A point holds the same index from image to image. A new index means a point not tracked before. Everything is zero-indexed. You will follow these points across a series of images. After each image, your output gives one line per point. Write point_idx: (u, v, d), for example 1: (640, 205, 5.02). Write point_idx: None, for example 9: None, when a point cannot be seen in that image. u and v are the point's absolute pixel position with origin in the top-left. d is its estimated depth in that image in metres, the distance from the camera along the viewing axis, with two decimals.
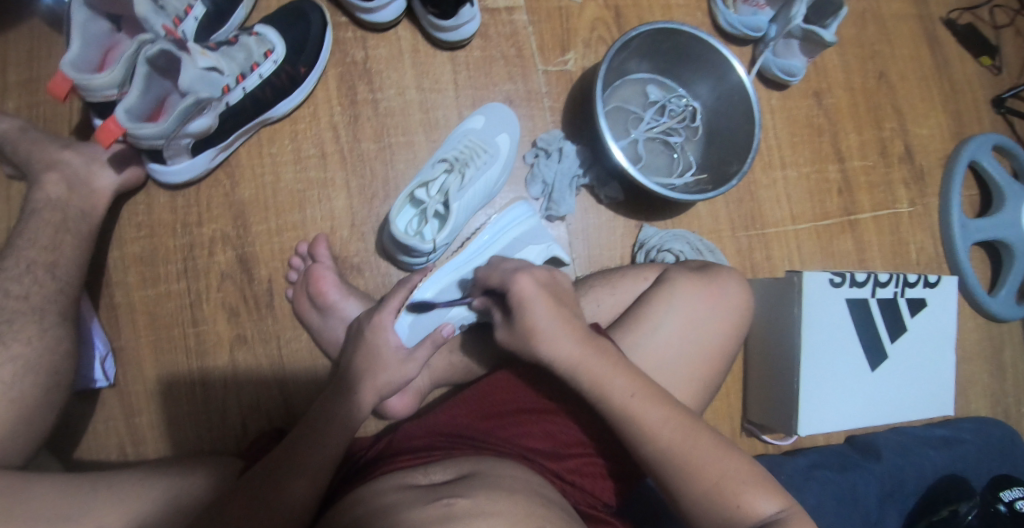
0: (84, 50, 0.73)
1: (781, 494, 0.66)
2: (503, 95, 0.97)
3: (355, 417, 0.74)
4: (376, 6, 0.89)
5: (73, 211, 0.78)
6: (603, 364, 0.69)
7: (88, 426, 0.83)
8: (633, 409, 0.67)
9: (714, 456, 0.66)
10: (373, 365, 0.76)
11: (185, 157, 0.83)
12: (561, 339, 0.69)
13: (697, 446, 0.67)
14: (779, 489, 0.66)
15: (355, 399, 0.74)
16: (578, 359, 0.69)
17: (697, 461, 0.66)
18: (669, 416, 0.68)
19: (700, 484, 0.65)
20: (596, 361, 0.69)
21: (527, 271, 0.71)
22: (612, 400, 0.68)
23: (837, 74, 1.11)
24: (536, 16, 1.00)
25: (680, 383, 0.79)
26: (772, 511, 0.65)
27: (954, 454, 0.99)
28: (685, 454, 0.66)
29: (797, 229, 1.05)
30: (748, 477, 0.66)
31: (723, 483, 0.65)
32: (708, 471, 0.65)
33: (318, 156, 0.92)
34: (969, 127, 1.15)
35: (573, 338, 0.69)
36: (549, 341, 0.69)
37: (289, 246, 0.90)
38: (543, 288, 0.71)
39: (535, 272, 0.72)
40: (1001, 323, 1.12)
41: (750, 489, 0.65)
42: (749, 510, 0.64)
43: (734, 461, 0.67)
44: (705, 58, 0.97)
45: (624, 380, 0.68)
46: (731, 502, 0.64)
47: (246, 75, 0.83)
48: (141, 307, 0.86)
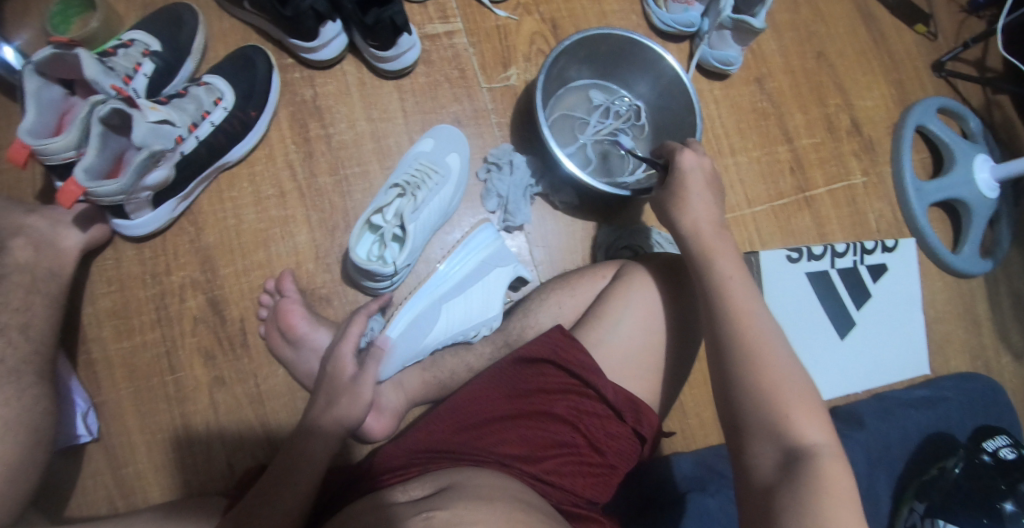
0: (40, 116, 0.76)
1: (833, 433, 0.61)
2: (451, 117, 1.00)
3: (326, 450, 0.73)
4: (317, 45, 0.92)
5: (42, 271, 0.80)
6: (725, 245, 0.70)
7: (76, 483, 0.84)
8: (734, 298, 0.67)
9: (788, 371, 0.63)
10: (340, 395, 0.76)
11: (147, 210, 0.86)
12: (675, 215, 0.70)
13: (768, 350, 0.64)
14: (831, 429, 0.61)
15: (324, 432, 0.74)
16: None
17: (766, 361, 0.63)
18: (758, 315, 0.66)
19: (769, 390, 0.62)
20: (720, 240, 0.71)
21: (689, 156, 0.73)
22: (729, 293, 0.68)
23: (776, 57, 1.14)
24: (475, 37, 1.03)
25: (644, 375, 0.83)
26: (820, 442, 0.60)
27: (938, 413, 1.00)
28: (761, 350, 0.64)
29: (754, 212, 1.07)
30: (806, 402, 0.62)
31: (781, 394, 0.62)
32: (769, 375, 0.62)
33: (277, 195, 0.94)
34: (912, 94, 1.18)
35: (708, 215, 0.72)
36: (684, 208, 0.72)
37: (257, 284, 0.92)
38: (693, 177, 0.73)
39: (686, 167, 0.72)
40: (968, 280, 1.13)
41: (803, 411, 0.61)
42: (798, 431, 0.60)
43: (797, 383, 0.63)
44: (640, 58, 1.00)
45: (735, 268, 0.69)
46: (778, 417, 0.61)
47: (198, 125, 0.86)
48: (118, 359, 0.88)
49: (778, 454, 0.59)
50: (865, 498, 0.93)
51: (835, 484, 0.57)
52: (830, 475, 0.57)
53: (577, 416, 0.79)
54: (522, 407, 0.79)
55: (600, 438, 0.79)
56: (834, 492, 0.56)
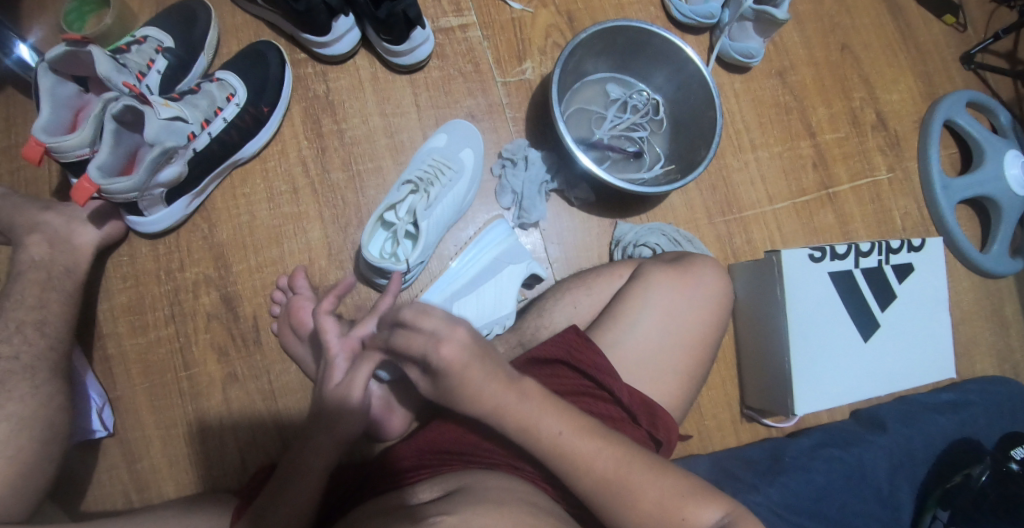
0: (54, 114, 0.76)
1: (725, 499, 0.63)
2: (465, 112, 0.99)
3: (331, 452, 0.73)
4: (330, 39, 0.91)
5: (57, 268, 0.81)
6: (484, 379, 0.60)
7: (92, 477, 0.85)
8: (563, 447, 0.62)
9: (653, 480, 0.62)
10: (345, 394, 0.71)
11: (161, 206, 0.86)
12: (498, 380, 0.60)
13: (631, 469, 0.62)
14: (720, 495, 0.63)
15: (318, 444, 0.73)
16: (517, 403, 0.61)
17: (632, 486, 0.61)
18: (563, 431, 0.62)
19: (638, 510, 0.61)
20: (477, 374, 0.59)
21: (449, 337, 0.57)
22: (539, 438, 0.62)
23: (799, 50, 1.11)
24: (490, 30, 1.02)
25: (662, 378, 0.80)
26: (717, 517, 0.61)
27: (961, 418, 0.98)
28: (569, 451, 0.62)
29: (775, 210, 1.05)
30: (682, 489, 0.62)
31: (666, 503, 0.61)
32: (644, 495, 0.61)
33: (290, 191, 0.94)
34: (941, 87, 1.14)
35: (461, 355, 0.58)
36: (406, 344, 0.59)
37: (270, 281, 0.92)
38: (472, 346, 0.58)
39: (456, 333, 0.58)
40: (996, 280, 1.10)
41: (688, 502, 0.61)
42: (694, 521, 0.61)
43: (664, 481, 0.62)
44: (659, 51, 0.97)
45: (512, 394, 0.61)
46: (675, 520, 0.61)
47: (210, 121, 0.86)
48: (133, 355, 0.88)
49: None
50: (886, 504, 0.92)
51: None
52: None
53: None
54: None
55: None
56: None
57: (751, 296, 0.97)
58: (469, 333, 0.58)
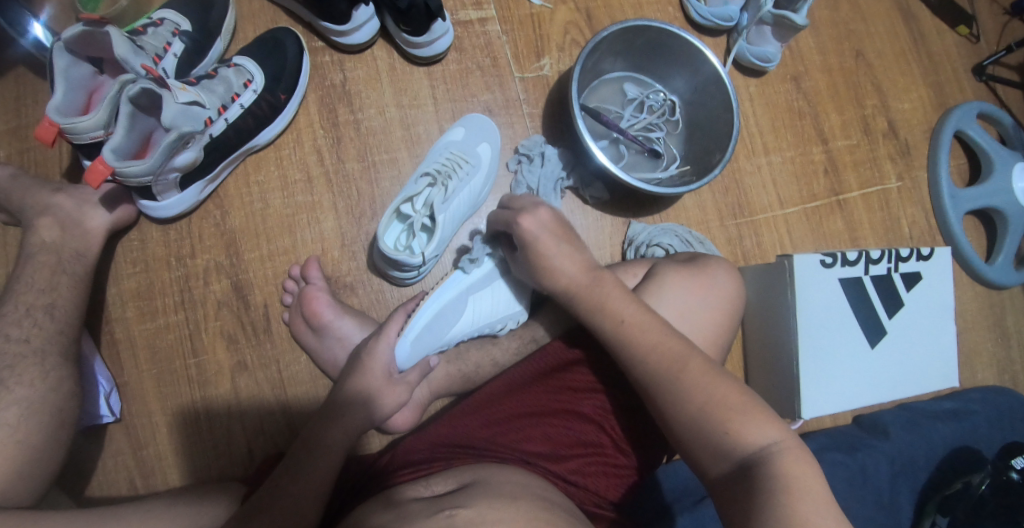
0: (67, 95, 0.75)
1: (780, 424, 0.62)
2: (481, 106, 0.99)
3: (348, 433, 0.73)
4: (349, 28, 0.90)
5: (67, 252, 0.80)
6: (560, 254, 0.70)
7: (97, 463, 0.84)
8: (625, 334, 0.68)
9: (705, 382, 0.65)
10: (366, 379, 0.75)
11: (175, 191, 0.85)
12: (567, 263, 0.70)
13: (686, 370, 0.66)
14: (778, 420, 0.62)
15: (345, 420, 0.73)
16: (587, 282, 0.70)
17: (687, 380, 0.65)
18: (631, 312, 0.69)
19: (688, 407, 0.64)
20: (557, 252, 0.70)
21: (531, 212, 0.70)
22: (606, 317, 0.69)
23: (814, 56, 1.11)
24: (508, 25, 1.01)
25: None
26: (769, 440, 0.61)
27: (963, 426, 0.99)
28: (632, 338, 0.68)
29: (786, 214, 1.06)
30: (738, 404, 0.63)
31: (711, 408, 0.63)
32: (695, 394, 0.64)
33: (304, 180, 0.93)
34: (952, 97, 1.15)
35: (552, 240, 0.70)
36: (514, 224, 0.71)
37: (282, 270, 0.91)
38: (552, 228, 0.70)
39: (540, 214, 0.70)
40: (999, 291, 1.11)
41: (741, 416, 0.62)
42: (741, 437, 0.61)
43: (721, 389, 0.64)
44: (679, 52, 0.97)
45: (580, 272, 0.70)
46: (722, 430, 0.62)
47: (227, 107, 0.85)
48: (141, 340, 0.87)
49: (731, 463, 0.61)
50: (887, 509, 0.93)
51: (797, 486, 0.57)
52: (788, 474, 0.58)
53: (603, 417, 0.79)
54: (551, 405, 0.78)
55: (624, 441, 0.79)
56: (799, 491, 0.57)
57: (761, 300, 0.98)
58: (550, 216, 0.71)
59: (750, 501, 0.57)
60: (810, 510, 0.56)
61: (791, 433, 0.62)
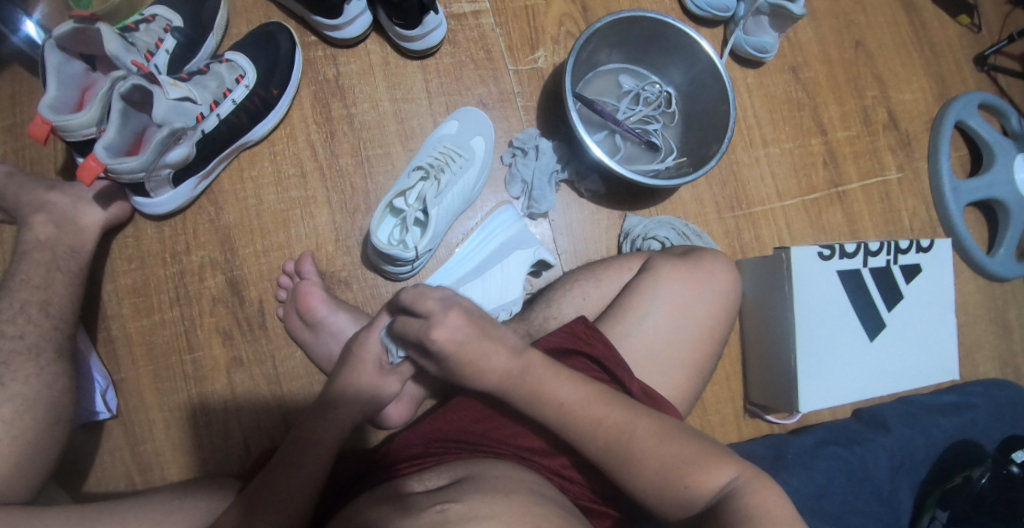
0: (60, 92, 0.75)
1: (734, 459, 0.63)
2: (475, 99, 0.98)
3: (342, 428, 0.72)
4: (341, 22, 0.90)
5: (62, 249, 0.80)
6: (482, 349, 0.66)
7: (94, 459, 0.85)
8: (567, 416, 0.65)
9: (658, 444, 0.64)
10: (358, 370, 0.75)
11: (168, 188, 0.85)
12: (492, 363, 0.66)
13: (635, 439, 0.64)
14: (730, 457, 0.63)
15: (338, 413, 0.73)
16: (519, 376, 0.66)
17: (638, 448, 0.64)
18: (566, 392, 0.66)
19: (645, 472, 0.63)
20: (482, 349, 0.66)
21: (445, 315, 0.65)
22: (544, 408, 0.66)
23: (813, 46, 1.10)
24: (503, 17, 1.00)
25: (671, 371, 0.80)
26: (726, 480, 0.62)
27: (964, 420, 0.98)
28: (575, 417, 0.65)
29: (784, 206, 1.05)
30: (692, 454, 0.63)
31: (669, 469, 0.62)
32: (649, 460, 0.63)
33: (298, 176, 0.93)
34: (953, 87, 1.14)
35: (478, 342, 0.65)
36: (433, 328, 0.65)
37: (277, 266, 0.91)
38: (465, 326, 0.65)
39: (450, 317, 0.65)
40: (1001, 283, 1.10)
41: (696, 468, 0.62)
42: (701, 484, 0.61)
43: (673, 448, 0.63)
44: (674, 43, 0.96)
45: (506, 363, 0.66)
46: (681, 483, 0.62)
47: (219, 102, 0.84)
48: (137, 337, 0.88)
49: (694, 511, 0.62)
50: (886, 503, 0.93)
51: (763, 519, 0.59)
52: (754, 508, 0.59)
53: None
54: None
55: None
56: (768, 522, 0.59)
57: (758, 292, 0.97)
58: (462, 313, 0.66)
59: None
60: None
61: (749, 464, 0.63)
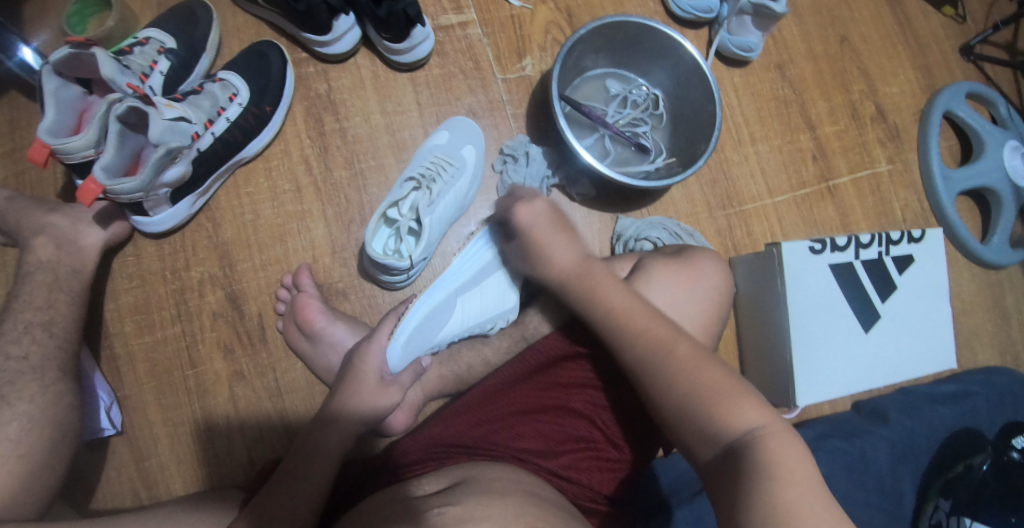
0: (58, 116, 0.77)
1: (768, 410, 0.62)
2: (466, 109, 1.00)
3: (344, 438, 0.74)
4: (330, 39, 0.92)
5: (64, 269, 0.82)
6: (554, 240, 0.74)
7: (101, 475, 0.86)
8: (618, 319, 0.70)
9: (693, 365, 0.65)
10: (356, 384, 0.76)
11: (166, 206, 0.86)
12: (557, 251, 0.74)
13: (676, 356, 0.66)
14: (764, 405, 0.62)
15: (338, 424, 0.74)
16: (578, 272, 0.74)
17: (676, 364, 0.65)
18: (620, 296, 0.71)
19: (678, 386, 0.64)
20: (556, 242, 0.74)
21: (530, 201, 0.75)
22: (596, 306, 0.71)
23: (798, 43, 1.11)
24: (489, 27, 1.02)
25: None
26: (754, 424, 0.60)
27: (964, 408, 0.98)
28: (626, 321, 0.69)
29: (775, 203, 1.06)
30: (728, 388, 0.63)
31: (701, 389, 0.63)
32: (685, 380, 0.64)
33: (293, 190, 0.95)
34: (940, 78, 1.14)
35: (553, 235, 0.75)
36: (521, 208, 0.75)
37: (275, 279, 0.93)
38: (548, 215, 0.75)
39: (538, 203, 0.75)
40: (997, 271, 1.10)
41: (727, 400, 0.62)
42: (729, 420, 0.61)
43: (708, 376, 0.64)
44: (658, 47, 0.98)
45: (568, 260, 0.74)
46: (709, 413, 0.62)
47: (214, 121, 0.87)
48: (140, 354, 0.89)
49: (717, 449, 0.60)
50: (889, 495, 0.93)
51: (783, 469, 0.57)
52: (773, 455, 0.58)
53: (595, 411, 0.80)
54: (540, 401, 0.79)
55: (617, 435, 0.80)
56: (786, 467, 0.57)
57: (752, 289, 0.98)
58: (550, 206, 0.75)
59: (739, 483, 0.57)
60: (797, 498, 0.55)
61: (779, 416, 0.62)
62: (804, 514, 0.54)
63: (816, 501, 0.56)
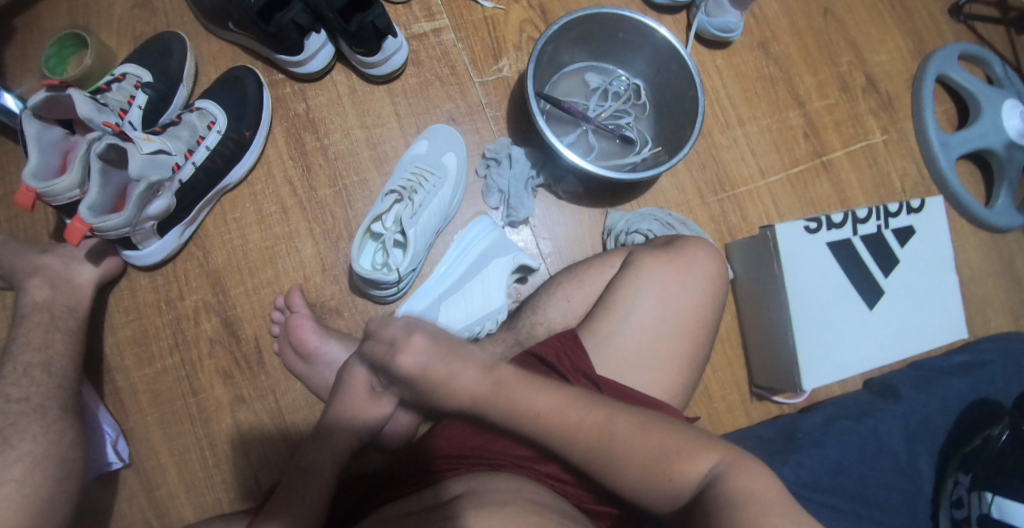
0: (42, 159, 0.78)
1: (717, 446, 0.59)
2: (445, 116, 0.99)
3: (339, 455, 0.73)
4: (304, 58, 0.92)
5: (60, 309, 0.83)
6: (452, 369, 0.61)
7: (113, 507, 0.87)
8: (545, 424, 0.60)
9: (638, 434, 0.59)
10: (341, 400, 0.73)
11: (155, 238, 0.87)
12: (462, 381, 0.61)
13: (613, 429, 0.60)
14: (711, 442, 0.58)
15: (332, 440, 0.73)
16: (490, 391, 0.61)
17: (618, 443, 0.59)
18: (535, 395, 0.61)
19: (630, 467, 0.58)
20: (457, 367, 0.62)
21: (405, 339, 0.62)
22: (519, 420, 0.61)
23: (780, 18, 1.08)
24: (463, 32, 1.01)
25: (660, 368, 0.79)
26: (710, 466, 0.57)
27: (978, 378, 0.96)
28: (550, 425, 0.60)
29: (768, 183, 1.04)
30: (674, 444, 0.58)
31: (653, 460, 0.58)
32: (633, 454, 0.58)
33: (280, 212, 0.95)
34: (931, 41, 1.11)
35: (453, 360, 0.62)
36: (402, 354, 0.61)
37: (268, 302, 0.93)
38: (427, 348, 0.62)
39: (411, 341, 0.62)
40: (1004, 234, 1.07)
41: (678, 457, 0.58)
42: (687, 472, 0.57)
43: (653, 438, 0.59)
44: (634, 36, 0.96)
45: (471, 382, 0.61)
46: (664, 479, 0.57)
47: (193, 150, 0.87)
48: (142, 386, 0.90)
49: (687, 504, 0.57)
50: (906, 473, 0.90)
51: (749, 497, 0.55)
52: (740, 494, 0.55)
53: None
54: None
55: None
56: (756, 503, 0.54)
57: (751, 274, 0.96)
58: (423, 334, 0.62)
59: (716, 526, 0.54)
60: (767, 515, 0.53)
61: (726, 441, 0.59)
62: None
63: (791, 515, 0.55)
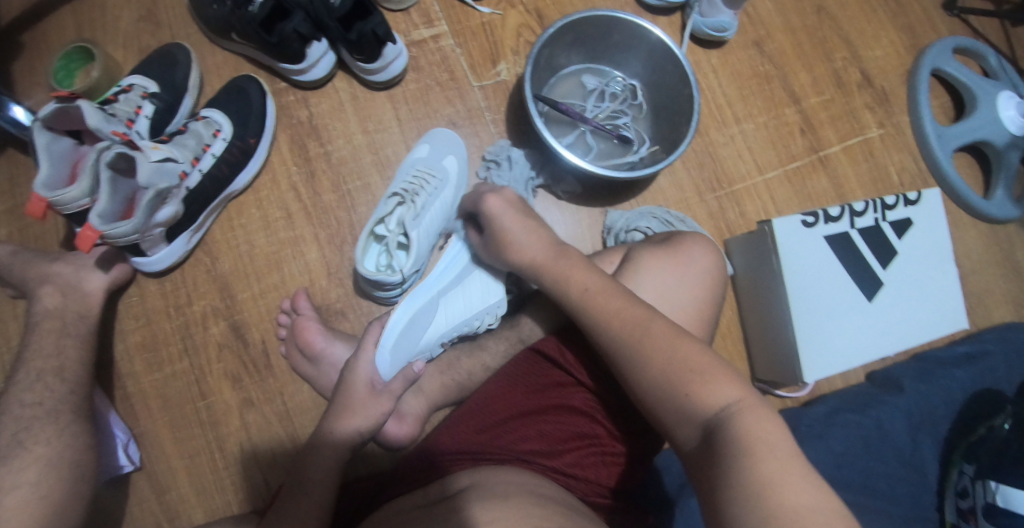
0: (52, 170, 0.79)
1: (742, 386, 0.60)
2: (445, 120, 1.01)
3: (341, 452, 0.74)
4: (306, 66, 0.94)
5: (71, 315, 0.85)
6: (523, 229, 0.76)
7: (125, 511, 0.89)
8: (588, 302, 0.70)
9: (668, 342, 0.63)
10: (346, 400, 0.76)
11: (163, 245, 0.89)
12: (528, 243, 0.75)
13: (648, 335, 0.65)
14: (738, 382, 0.60)
15: (334, 439, 0.74)
16: (550, 260, 0.74)
17: (650, 345, 0.64)
18: (586, 276, 0.71)
19: (653, 369, 0.63)
20: (527, 233, 0.76)
21: (495, 193, 0.78)
22: (567, 292, 0.72)
23: (774, 17, 1.09)
24: (461, 37, 1.03)
25: (687, 312, 0.81)
26: (728, 401, 0.58)
27: (981, 368, 0.96)
28: (595, 306, 0.69)
29: (766, 179, 1.05)
30: (703, 368, 0.61)
31: (673, 371, 0.62)
32: (659, 361, 0.63)
33: (284, 217, 0.97)
34: (924, 36, 1.12)
35: (529, 233, 0.75)
36: (494, 201, 0.77)
37: (275, 305, 0.95)
38: (515, 204, 0.78)
39: (506, 194, 0.78)
40: (1003, 225, 1.07)
41: (701, 378, 0.60)
42: (702, 398, 0.59)
43: (682, 353, 0.63)
44: (629, 38, 0.98)
45: (538, 251, 0.75)
46: (682, 393, 0.60)
47: (199, 158, 0.89)
48: (152, 391, 0.92)
49: (698, 432, 0.58)
50: (910, 464, 0.91)
51: (756, 444, 0.55)
52: (747, 436, 0.55)
53: (596, 408, 0.80)
54: (540, 401, 0.79)
55: (622, 428, 0.80)
56: (760, 450, 0.54)
57: (749, 269, 0.97)
58: (517, 197, 0.79)
59: (717, 470, 0.55)
60: (773, 469, 0.53)
61: (751, 388, 0.60)
62: (780, 488, 0.52)
63: (801, 474, 0.53)
